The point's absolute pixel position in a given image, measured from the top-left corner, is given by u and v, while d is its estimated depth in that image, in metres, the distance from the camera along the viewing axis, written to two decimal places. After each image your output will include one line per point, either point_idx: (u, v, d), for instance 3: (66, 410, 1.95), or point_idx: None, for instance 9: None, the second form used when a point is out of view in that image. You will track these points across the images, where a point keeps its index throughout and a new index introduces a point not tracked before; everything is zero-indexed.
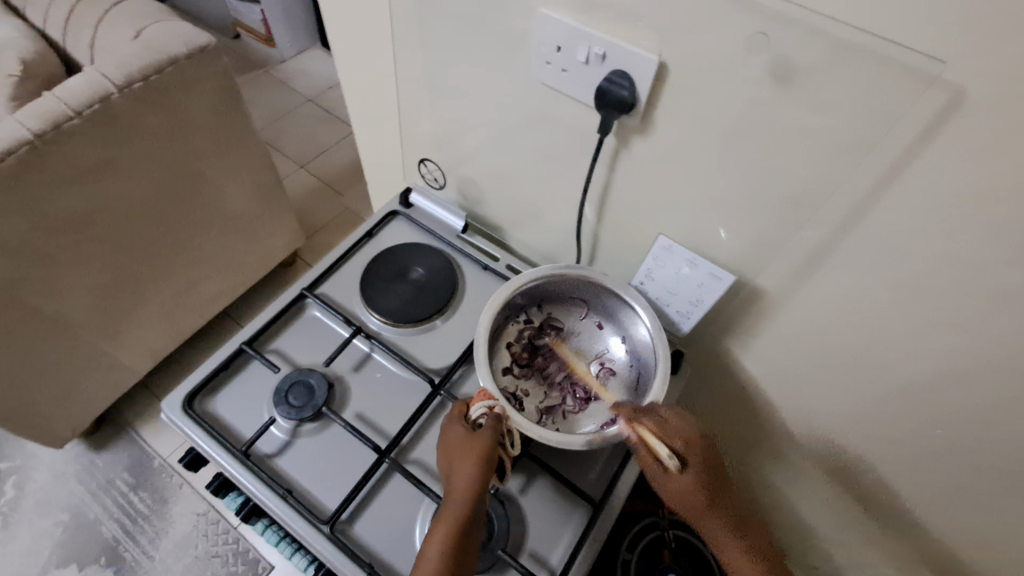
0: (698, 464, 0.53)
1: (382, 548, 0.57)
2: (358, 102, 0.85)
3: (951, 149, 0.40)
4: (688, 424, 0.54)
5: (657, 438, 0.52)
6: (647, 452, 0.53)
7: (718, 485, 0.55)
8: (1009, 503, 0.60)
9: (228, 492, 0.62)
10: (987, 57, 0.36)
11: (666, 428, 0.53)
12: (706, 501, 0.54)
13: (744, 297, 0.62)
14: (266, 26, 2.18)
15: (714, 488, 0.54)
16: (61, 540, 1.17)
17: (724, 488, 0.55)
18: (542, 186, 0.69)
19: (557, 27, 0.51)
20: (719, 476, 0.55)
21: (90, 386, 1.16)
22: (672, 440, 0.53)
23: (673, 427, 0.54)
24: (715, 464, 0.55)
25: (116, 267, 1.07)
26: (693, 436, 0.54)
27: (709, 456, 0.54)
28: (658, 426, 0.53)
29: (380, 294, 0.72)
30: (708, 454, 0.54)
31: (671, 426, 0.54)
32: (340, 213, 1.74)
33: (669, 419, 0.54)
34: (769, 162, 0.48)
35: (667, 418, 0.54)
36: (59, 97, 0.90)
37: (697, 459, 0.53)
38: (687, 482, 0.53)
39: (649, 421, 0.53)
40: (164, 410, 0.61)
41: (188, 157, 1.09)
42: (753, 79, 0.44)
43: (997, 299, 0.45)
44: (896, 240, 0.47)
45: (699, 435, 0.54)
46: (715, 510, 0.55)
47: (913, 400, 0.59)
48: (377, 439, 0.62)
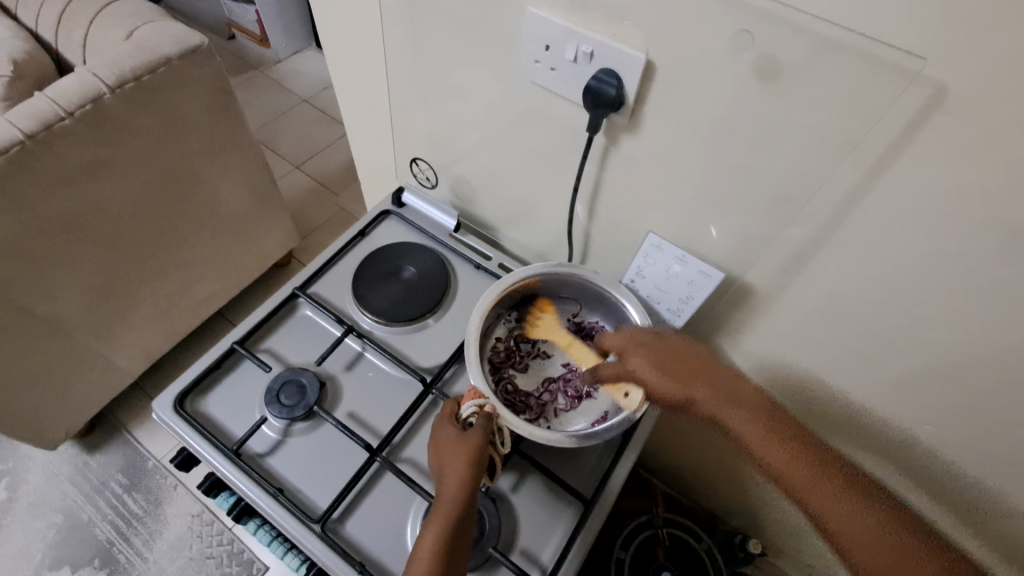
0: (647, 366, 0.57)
1: (374, 547, 0.57)
2: (350, 101, 0.85)
3: (933, 147, 0.40)
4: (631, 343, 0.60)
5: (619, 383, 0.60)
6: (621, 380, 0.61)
7: (688, 372, 0.56)
8: (1001, 499, 0.60)
9: (219, 492, 0.62)
10: (968, 54, 0.36)
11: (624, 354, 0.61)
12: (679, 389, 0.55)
13: (734, 295, 0.63)
14: (260, 26, 2.17)
15: (681, 378, 0.55)
16: (54, 542, 1.16)
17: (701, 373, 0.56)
18: (534, 185, 0.69)
19: (545, 26, 0.51)
20: (695, 366, 0.56)
21: (83, 387, 1.15)
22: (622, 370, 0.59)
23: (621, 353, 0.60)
24: (677, 358, 0.57)
25: (109, 266, 1.07)
26: (638, 345, 0.59)
27: (665, 351, 0.58)
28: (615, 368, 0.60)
29: (371, 293, 0.72)
30: (659, 351, 0.58)
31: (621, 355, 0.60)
32: (335, 213, 1.74)
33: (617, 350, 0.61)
34: (756, 160, 0.48)
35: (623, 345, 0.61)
36: (51, 97, 0.89)
37: (647, 359, 0.58)
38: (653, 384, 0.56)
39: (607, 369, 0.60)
40: (154, 410, 0.61)
41: (180, 156, 1.09)
42: (739, 77, 0.44)
43: (984, 295, 0.46)
44: (883, 237, 0.47)
45: (644, 340, 0.59)
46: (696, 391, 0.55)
47: (903, 397, 0.59)
48: (368, 438, 0.62)
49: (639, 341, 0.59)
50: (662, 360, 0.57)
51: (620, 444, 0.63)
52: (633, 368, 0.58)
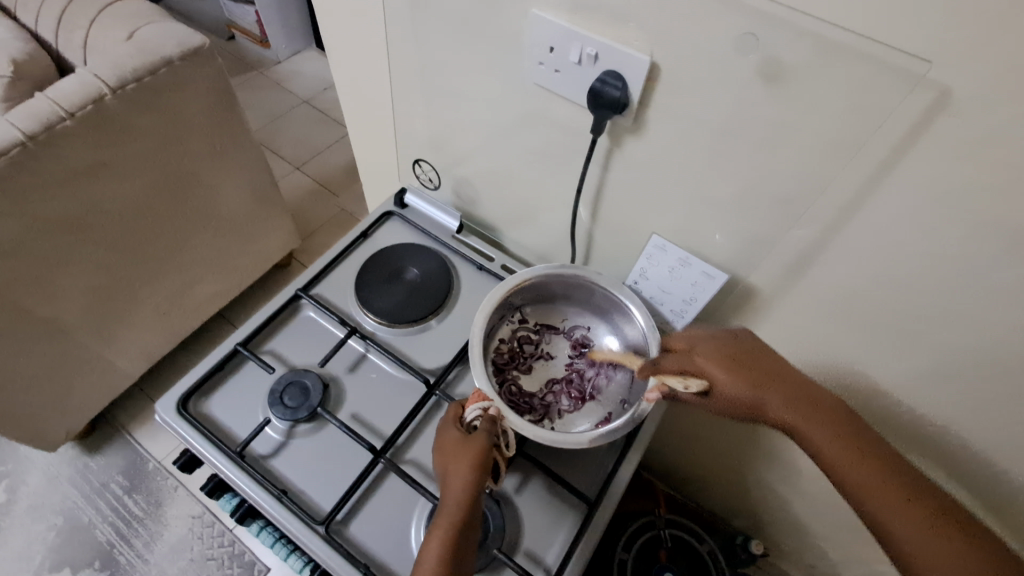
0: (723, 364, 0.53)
1: (378, 549, 0.57)
2: (352, 103, 0.85)
3: (937, 148, 0.41)
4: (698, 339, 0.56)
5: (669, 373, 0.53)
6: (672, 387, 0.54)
7: (764, 376, 0.52)
8: (1005, 500, 0.60)
9: (222, 493, 0.62)
10: (973, 57, 0.36)
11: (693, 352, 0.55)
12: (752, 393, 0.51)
13: (737, 296, 0.63)
14: (260, 27, 2.16)
15: (757, 381, 0.52)
16: (54, 544, 1.16)
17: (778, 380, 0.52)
18: (537, 186, 0.69)
19: (549, 28, 0.51)
20: (770, 370, 0.53)
21: (84, 388, 1.15)
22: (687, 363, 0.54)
23: (685, 348, 0.55)
24: (750, 360, 0.53)
25: (109, 267, 1.07)
26: (707, 343, 0.55)
27: (740, 353, 0.54)
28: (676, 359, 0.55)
29: (375, 294, 0.72)
30: (734, 352, 0.54)
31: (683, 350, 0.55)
32: (336, 214, 1.74)
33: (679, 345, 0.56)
34: (760, 162, 0.49)
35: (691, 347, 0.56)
36: (52, 98, 0.89)
37: (722, 359, 0.53)
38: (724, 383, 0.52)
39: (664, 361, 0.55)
40: (158, 412, 0.61)
41: (181, 157, 1.09)
42: (744, 79, 0.44)
43: (989, 298, 0.46)
44: (886, 239, 0.47)
45: (715, 339, 0.55)
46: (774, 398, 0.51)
47: (907, 398, 0.59)
48: (372, 440, 0.62)
49: (709, 340, 0.55)
50: (735, 360, 0.53)
51: (624, 446, 0.63)
52: (700, 363, 0.54)
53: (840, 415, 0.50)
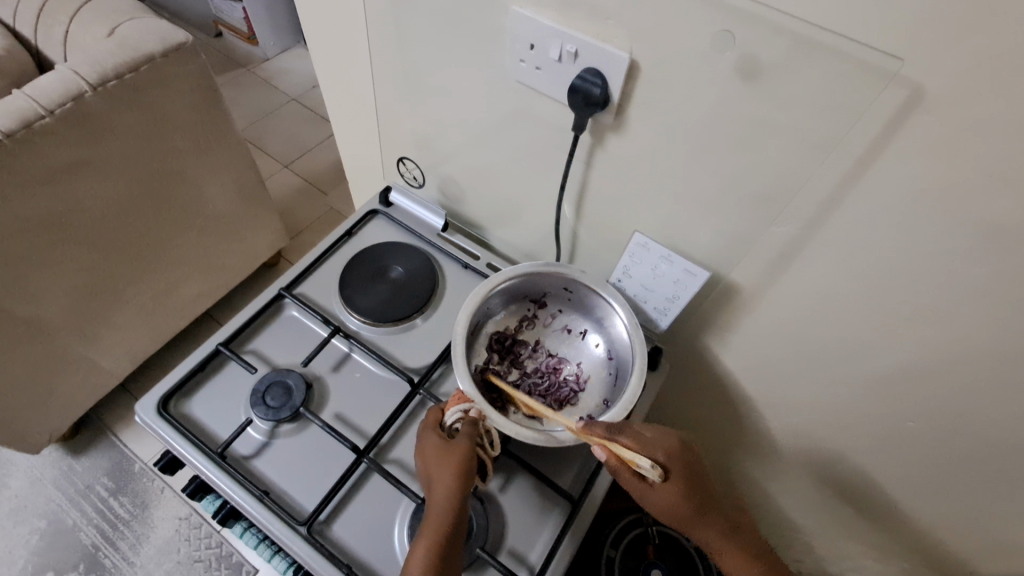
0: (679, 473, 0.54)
1: (361, 549, 0.56)
2: (335, 101, 0.84)
3: (911, 146, 0.41)
4: (662, 436, 0.55)
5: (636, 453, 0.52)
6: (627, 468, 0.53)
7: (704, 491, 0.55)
8: (986, 491, 0.61)
9: (205, 495, 0.62)
10: (943, 56, 0.36)
11: (643, 442, 0.54)
12: (693, 509, 0.54)
13: (719, 294, 0.63)
14: (248, 25, 2.15)
15: (700, 498, 0.54)
16: (37, 548, 1.14)
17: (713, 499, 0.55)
18: (521, 183, 0.69)
19: (530, 25, 0.51)
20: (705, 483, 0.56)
21: (67, 389, 1.14)
22: (649, 452, 0.53)
23: (650, 439, 0.55)
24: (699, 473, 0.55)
25: (91, 266, 1.05)
26: (670, 446, 0.55)
27: (688, 463, 0.55)
28: (634, 442, 0.54)
29: (359, 294, 0.71)
30: (687, 464, 0.55)
31: (648, 439, 0.55)
32: (324, 212, 1.73)
33: (645, 432, 0.55)
34: (738, 160, 0.49)
35: (644, 433, 0.55)
36: (29, 95, 0.88)
37: (679, 470, 0.54)
38: (671, 493, 0.53)
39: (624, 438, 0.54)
40: (138, 413, 0.61)
41: (165, 156, 1.08)
42: (721, 78, 0.44)
43: (963, 291, 0.46)
44: (862, 237, 0.48)
45: (677, 443, 0.55)
46: (707, 521, 0.55)
47: (884, 394, 0.60)
48: (355, 439, 0.62)
49: (675, 443, 0.55)
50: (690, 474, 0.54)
51: None
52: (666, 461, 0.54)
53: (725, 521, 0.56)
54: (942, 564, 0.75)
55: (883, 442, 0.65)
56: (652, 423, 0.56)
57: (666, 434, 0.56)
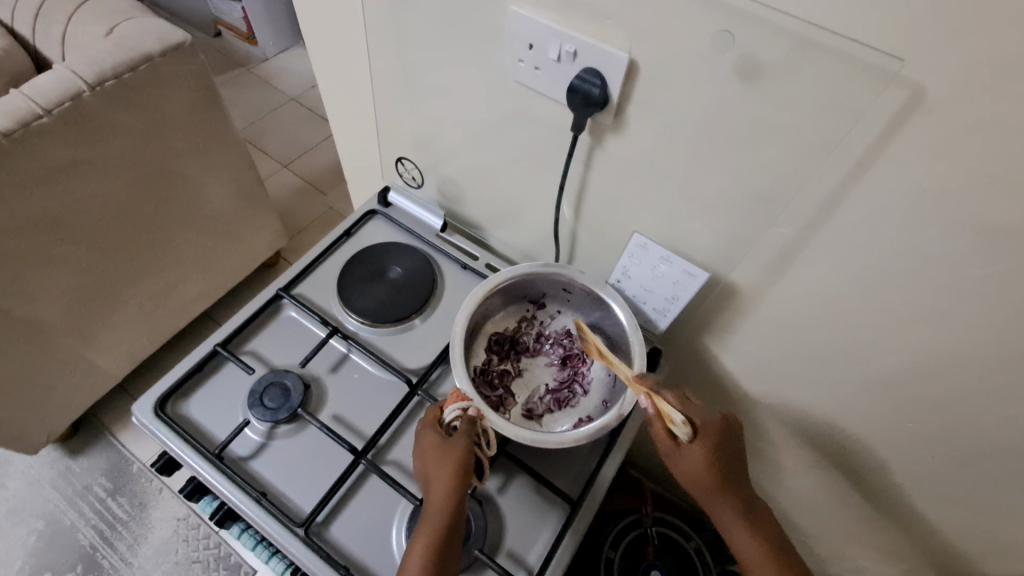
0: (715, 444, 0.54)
1: (359, 551, 0.56)
2: (334, 101, 0.84)
3: (911, 147, 0.41)
4: (710, 408, 0.56)
5: (672, 407, 0.54)
6: (661, 421, 0.55)
7: (736, 472, 0.54)
8: (986, 492, 0.61)
9: (202, 496, 0.61)
10: (943, 56, 0.36)
11: (686, 405, 0.56)
12: (719, 484, 0.53)
13: (719, 294, 0.63)
14: (247, 24, 2.15)
15: (729, 475, 0.54)
16: (34, 548, 1.14)
17: (741, 482, 0.54)
18: (520, 184, 0.69)
19: (529, 25, 0.51)
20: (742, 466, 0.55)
21: (65, 390, 1.13)
22: (689, 413, 0.55)
23: (694, 406, 0.56)
24: (738, 452, 0.55)
25: (88, 267, 1.05)
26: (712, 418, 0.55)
27: (729, 441, 0.55)
28: (677, 401, 0.56)
29: (357, 294, 0.71)
30: (728, 441, 0.54)
31: (693, 405, 0.56)
32: (324, 212, 1.72)
33: (694, 400, 0.57)
34: (737, 161, 0.49)
35: (690, 400, 0.56)
36: (27, 95, 0.87)
37: (716, 440, 0.54)
38: (699, 458, 0.53)
39: (669, 395, 0.56)
40: (135, 414, 0.60)
41: (163, 155, 1.07)
42: (720, 78, 0.44)
43: (961, 291, 0.46)
44: (861, 238, 0.48)
45: (722, 419, 0.56)
46: (729, 502, 0.54)
47: (885, 395, 0.60)
48: (353, 440, 0.62)
49: (721, 420, 0.55)
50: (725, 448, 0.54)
51: (608, 444, 0.63)
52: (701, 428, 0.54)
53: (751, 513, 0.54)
54: (942, 564, 0.75)
55: (881, 441, 0.65)
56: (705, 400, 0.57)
57: (716, 408, 0.56)
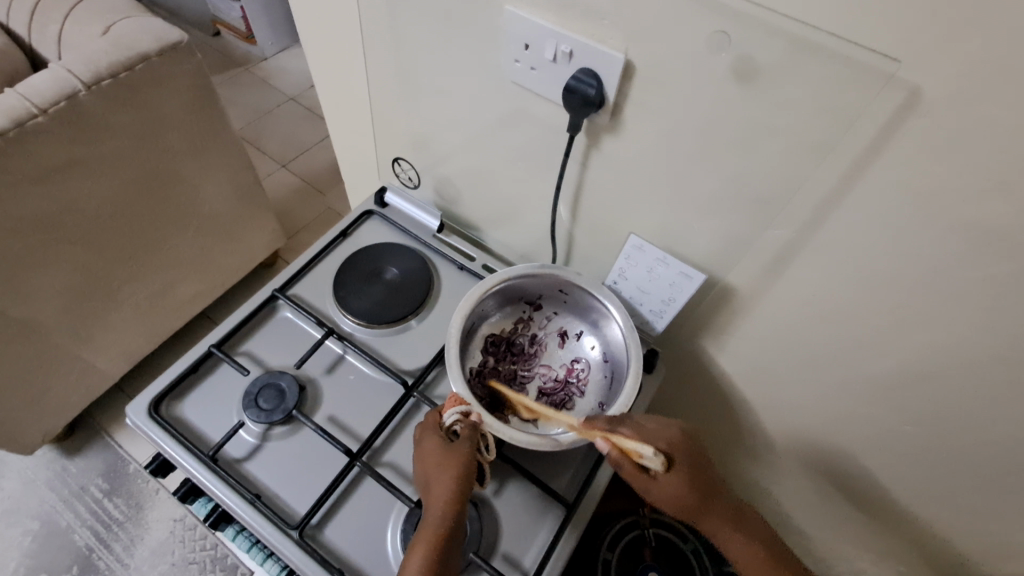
0: (684, 464, 0.52)
1: (354, 554, 0.56)
2: (331, 101, 0.83)
3: (908, 149, 0.41)
4: (663, 429, 0.54)
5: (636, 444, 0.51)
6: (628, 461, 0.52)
7: (707, 482, 0.53)
8: (985, 495, 0.61)
9: (196, 498, 0.61)
10: (940, 57, 0.36)
11: (644, 433, 0.53)
12: (698, 503, 0.52)
13: (716, 296, 0.62)
14: (246, 24, 2.14)
15: (706, 489, 0.53)
16: (30, 549, 1.14)
17: (717, 490, 0.54)
18: (517, 184, 0.69)
19: (524, 25, 0.50)
20: (711, 476, 0.54)
21: (61, 390, 1.13)
22: (651, 442, 0.52)
23: (653, 432, 0.53)
24: (703, 463, 0.54)
25: (84, 267, 1.04)
26: (673, 438, 0.53)
27: (693, 455, 0.54)
28: (635, 432, 0.53)
29: (353, 295, 0.71)
30: (692, 456, 0.53)
31: (650, 431, 0.54)
32: (322, 212, 1.72)
33: (647, 424, 0.54)
34: (734, 162, 0.48)
35: (644, 425, 0.54)
36: (22, 93, 0.87)
37: (683, 460, 0.53)
38: (675, 484, 0.51)
39: (626, 430, 0.52)
40: (129, 415, 0.60)
41: (159, 155, 1.07)
42: (717, 79, 0.44)
43: (959, 293, 0.46)
44: (858, 240, 0.48)
45: (677, 434, 0.54)
46: (712, 514, 0.53)
47: (883, 397, 0.59)
48: (348, 442, 0.61)
49: (677, 435, 0.54)
50: (694, 467, 0.53)
51: (604, 446, 0.63)
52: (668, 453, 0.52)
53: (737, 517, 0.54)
54: (940, 567, 0.75)
55: (880, 444, 0.64)
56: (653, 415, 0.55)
57: (665, 426, 0.54)
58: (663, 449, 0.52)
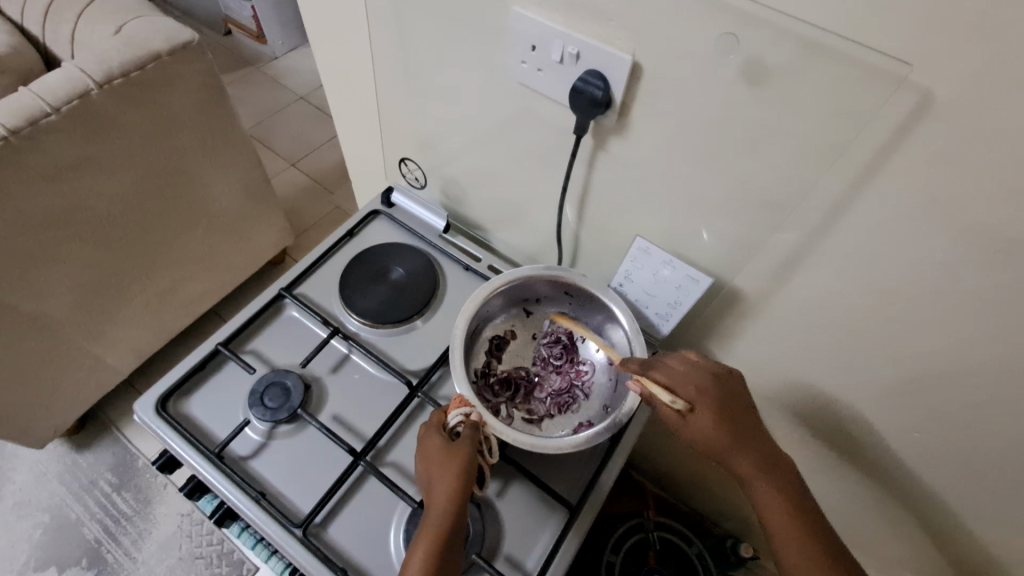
0: (713, 407, 0.53)
1: (357, 553, 0.56)
2: (339, 101, 0.84)
3: (919, 154, 0.40)
4: (698, 369, 0.55)
5: (658, 385, 0.54)
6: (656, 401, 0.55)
7: (742, 426, 0.53)
8: (996, 503, 0.60)
9: (202, 494, 0.61)
10: (953, 62, 0.36)
11: (672, 377, 0.55)
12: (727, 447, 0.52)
13: (722, 299, 0.62)
14: (256, 23, 2.16)
15: (738, 434, 0.52)
16: (40, 542, 1.15)
17: (755, 439, 0.53)
18: (523, 185, 0.69)
19: (531, 26, 0.50)
20: (749, 425, 0.53)
21: (72, 385, 1.14)
22: (677, 384, 0.54)
23: (681, 371, 0.55)
24: (739, 410, 0.54)
25: (95, 264, 1.05)
26: (701, 380, 0.54)
27: (730, 400, 0.54)
28: (665, 376, 0.55)
29: (359, 294, 0.71)
30: (725, 400, 0.53)
31: (679, 373, 0.55)
32: (330, 211, 1.73)
33: (676, 366, 0.55)
34: (742, 166, 0.48)
35: (675, 368, 0.55)
36: (36, 92, 0.88)
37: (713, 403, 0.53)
38: (704, 422, 0.52)
39: (655, 374, 0.55)
40: (137, 412, 0.61)
41: (171, 153, 1.08)
42: (725, 82, 0.44)
43: (970, 299, 0.45)
44: (867, 245, 0.47)
45: (711, 380, 0.54)
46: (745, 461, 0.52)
47: (891, 404, 0.59)
48: (353, 441, 0.62)
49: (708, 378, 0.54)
50: (726, 408, 0.53)
51: (607, 450, 0.63)
52: (693, 393, 0.53)
53: (777, 472, 0.52)
54: None
55: (887, 450, 0.64)
56: (686, 358, 0.56)
57: (701, 370, 0.55)
58: (690, 391, 0.53)
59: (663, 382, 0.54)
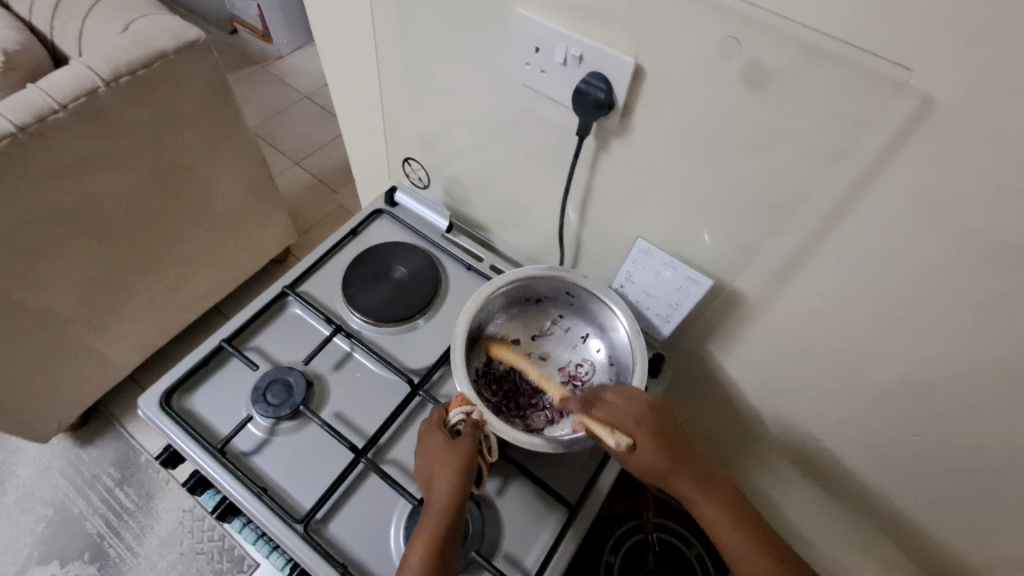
0: (650, 437, 0.54)
1: (358, 549, 0.56)
2: (344, 101, 0.84)
3: (920, 158, 0.40)
4: (631, 399, 0.56)
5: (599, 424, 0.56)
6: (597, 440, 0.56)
7: (683, 449, 0.55)
8: (993, 507, 0.60)
9: (205, 489, 0.62)
10: (954, 66, 0.36)
11: (611, 412, 0.56)
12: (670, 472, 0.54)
13: (723, 301, 0.62)
14: (262, 22, 2.16)
15: (677, 456, 0.54)
16: (43, 535, 1.16)
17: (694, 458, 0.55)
18: (526, 186, 0.69)
19: (535, 28, 0.51)
20: (688, 447, 0.55)
21: (76, 380, 1.15)
22: (617, 420, 0.55)
23: (618, 404, 0.56)
24: (678, 434, 0.55)
25: (99, 260, 1.06)
26: (638, 412, 0.55)
27: (670, 428, 0.55)
28: (604, 412, 0.56)
29: (361, 293, 0.71)
30: (662, 426, 0.55)
31: (616, 407, 0.56)
32: (333, 209, 1.73)
33: (613, 400, 0.57)
34: (742, 168, 0.48)
35: (613, 402, 0.56)
36: (44, 89, 0.89)
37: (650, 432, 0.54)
38: (646, 455, 0.54)
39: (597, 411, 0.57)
40: (141, 407, 0.61)
41: (176, 150, 1.09)
42: (727, 85, 0.44)
43: (970, 303, 0.45)
44: (867, 248, 0.47)
45: (647, 409, 0.56)
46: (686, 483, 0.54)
47: (890, 407, 0.59)
48: (354, 438, 0.62)
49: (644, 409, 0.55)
50: (665, 436, 0.54)
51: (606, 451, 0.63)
52: (633, 428, 0.55)
53: (722, 487, 0.55)
54: None
55: (886, 452, 0.64)
56: (623, 388, 0.58)
57: (635, 399, 0.56)
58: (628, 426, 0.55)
59: (604, 420, 0.56)
